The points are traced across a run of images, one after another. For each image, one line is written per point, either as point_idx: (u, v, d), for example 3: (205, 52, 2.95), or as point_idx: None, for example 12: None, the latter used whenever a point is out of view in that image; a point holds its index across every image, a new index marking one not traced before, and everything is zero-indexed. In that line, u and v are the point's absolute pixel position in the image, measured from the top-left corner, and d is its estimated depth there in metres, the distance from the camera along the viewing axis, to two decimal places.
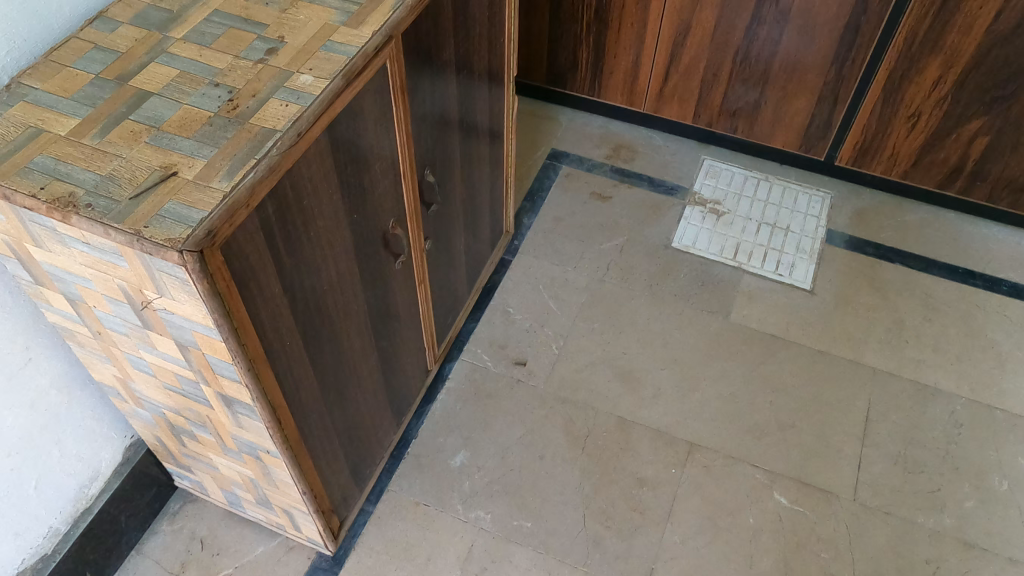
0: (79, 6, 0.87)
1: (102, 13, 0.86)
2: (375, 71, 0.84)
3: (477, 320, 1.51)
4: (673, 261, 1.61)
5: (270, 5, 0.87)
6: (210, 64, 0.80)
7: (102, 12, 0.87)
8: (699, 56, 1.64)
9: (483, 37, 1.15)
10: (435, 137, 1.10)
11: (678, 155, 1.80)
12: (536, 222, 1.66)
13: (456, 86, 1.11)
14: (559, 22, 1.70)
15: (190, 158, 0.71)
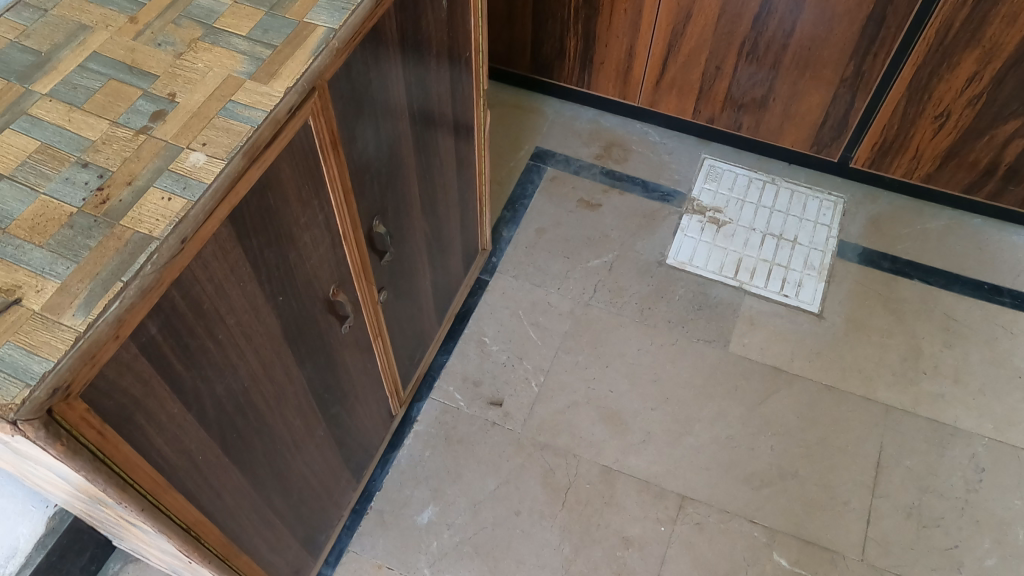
0: None
1: None
2: (292, 137, 0.68)
3: (450, 351, 1.37)
4: (667, 281, 1.46)
5: (163, 49, 0.69)
6: (79, 134, 0.63)
7: None
8: (701, 46, 1.44)
9: (443, 54, 0.98)
10: (386, 177, 0.94)
11: (676, 154, 1.62)
12: (517, 235, 1.50)
13: (410, 119, 0.95)
14: (544, 7, 1.49)
15: (38, 279, 0.55)
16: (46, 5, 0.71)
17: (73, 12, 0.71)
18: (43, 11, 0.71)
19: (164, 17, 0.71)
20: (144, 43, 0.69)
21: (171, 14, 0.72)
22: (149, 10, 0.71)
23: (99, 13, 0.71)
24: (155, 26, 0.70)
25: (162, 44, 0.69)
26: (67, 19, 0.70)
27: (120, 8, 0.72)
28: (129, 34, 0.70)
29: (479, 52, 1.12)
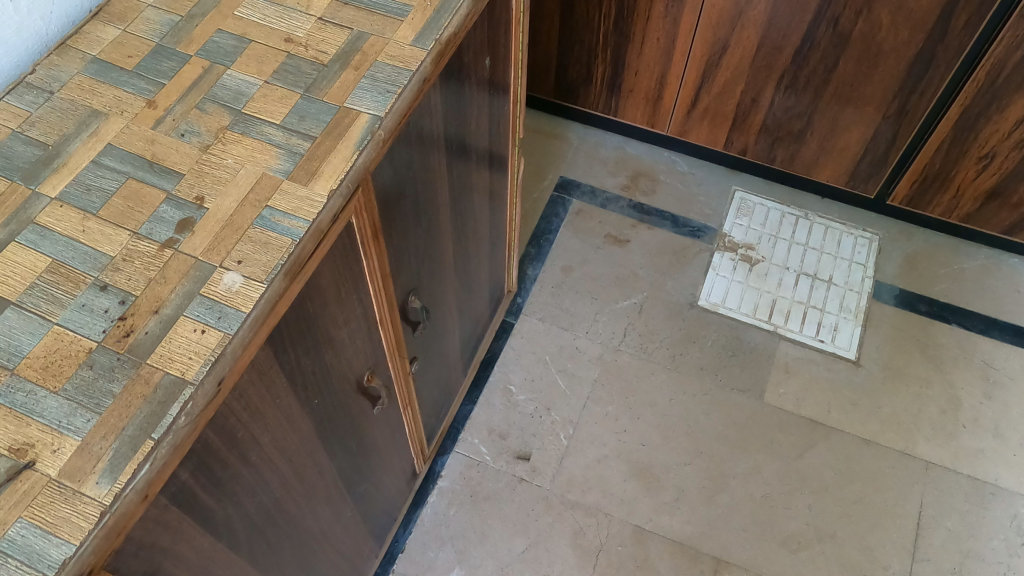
0: None
1: None
2: (333, 242, 0.61)
3: (474, 401, 1.31)
4: (699, 324, 1.40)
5: (187, 139, 0.63)
6: (96, 248, 0.56)
7: None
8: (737, 77, 1.37)
9: (482, 113, 0.92)
10: (421, 249, 0.88)
11: (705, 185, 1.55)
12: (543, 273, 1.43)
13: (448, 185, 0.89)
14: (571, 33, 1.41)
15: (54, 435, 0.48)
16: (52, 87, 0.65)
17: (82, 94, 0.65)
18: (48, 93, 0.65)
19: (185, 101, 0.65)
20: (164, 132, 0.63)
21: (194, 97, 0.65)
22: (167, 91, 0.66)
23: (111, 95, 0.65)
24: (175, 111, 0.65)
25: (182, 133, 0.63)
26: (76, 102, 0.64)
27: (135, 89, 0.66)
28: (147, 121, 0.64)
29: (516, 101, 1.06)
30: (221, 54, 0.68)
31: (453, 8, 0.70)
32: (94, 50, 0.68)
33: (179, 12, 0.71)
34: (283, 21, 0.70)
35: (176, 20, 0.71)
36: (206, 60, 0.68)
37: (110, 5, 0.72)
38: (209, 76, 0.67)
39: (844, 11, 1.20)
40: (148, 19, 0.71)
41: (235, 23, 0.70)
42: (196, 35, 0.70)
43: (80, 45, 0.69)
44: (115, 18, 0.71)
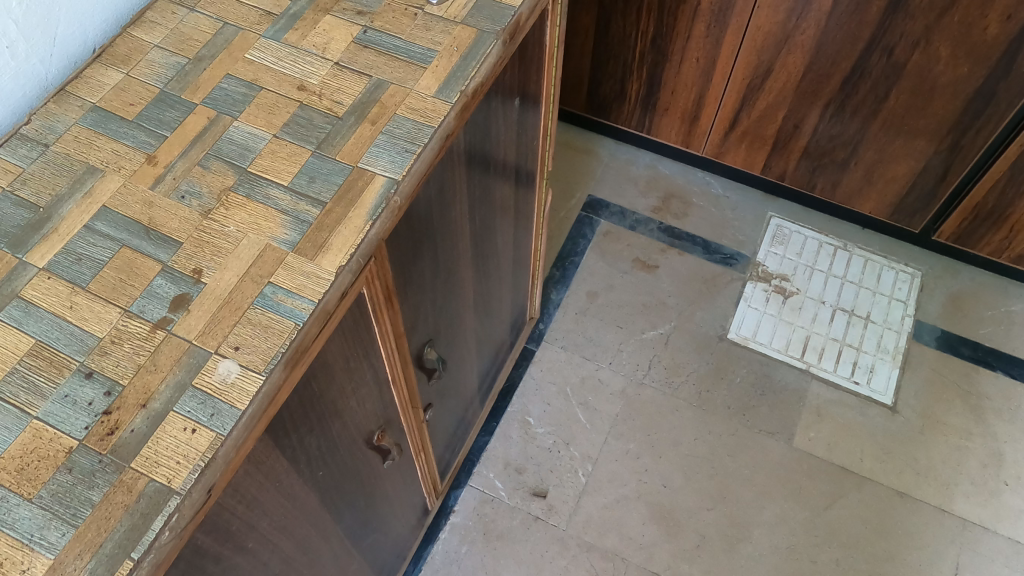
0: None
1: None
2: (341, 320, 0.57)
3: (491, 433, 1.26)
4: (728, 359, 1.33)
5: (187, 201, 0.59)
6: (84, 327, 0.53)
7: None
8: (780, 103, 1.30)
9: (509, 155, 0.85)
10: (439, 300, 0.82)
11: (740, 210, 1.48)
12: (566, 297, 1.37)
13: (470, 231, 0.83)
14: (606, 47, 1.34)
15: (25, 552, 0.45)
16: (47, 139, 0.62)
17: (78, 148, 0.62)
18: (43, 147, 0.62)
19: (188, 156, 0.61)
20: (164, 193, 0.59)
21: (197, 152, 0.61)
22: (169, 144, 0.61)
23: (108, 149, 0.62)
24: (177, 168, 0.60)
25: (183, 194, 0.59)
26: (71, 157, 0.61)
27: (135, 142, 0.62)
28: (145, 179, 0.60)
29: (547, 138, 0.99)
30: (229, 104, 0.64)
31: (480, 55, 0.65)
32: (94, 98, 0.65)
33: (186, 54, 0.67)
34: (297, 66, 0.66)
35: (183, 63, 0.66)
36: (212, 109, 0.63)
37: (114, 46, 0.68)
38: (214, 128, 0.62)
39: (900, 41, 1.12)
40: (152, 62, 0.67)
41: (245, 66, 0.66)
42: (203, 80, 0.65)
43: (79, 92, 0.65)
44: (118, 61, 0.67)
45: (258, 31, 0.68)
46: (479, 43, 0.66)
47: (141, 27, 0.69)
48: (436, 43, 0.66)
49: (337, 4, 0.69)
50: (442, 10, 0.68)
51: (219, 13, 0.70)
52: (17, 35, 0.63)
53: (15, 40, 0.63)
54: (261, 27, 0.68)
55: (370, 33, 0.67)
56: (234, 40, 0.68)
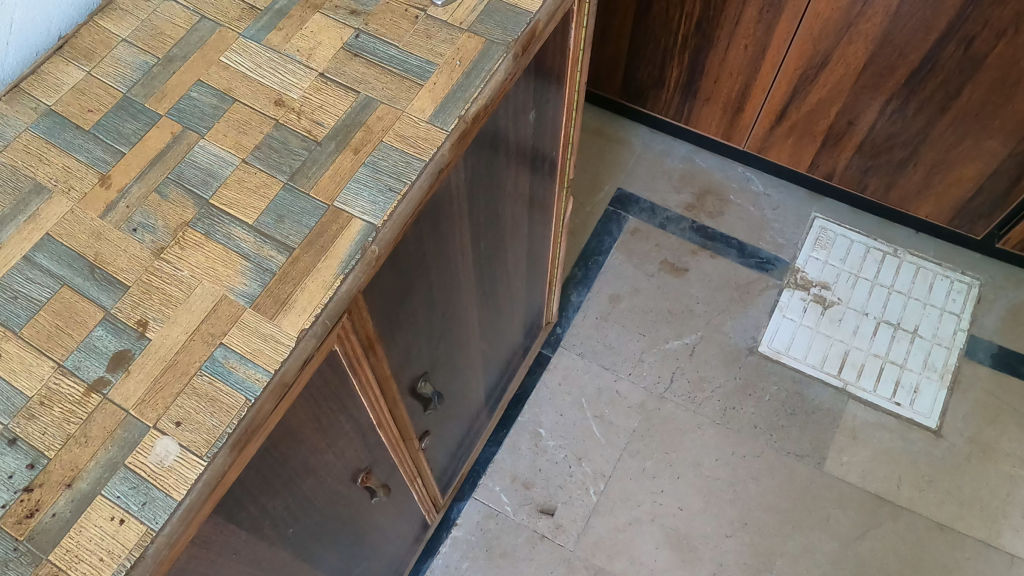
0: None
1: None
2: (303, 386, 0.50)
3: (499, 443, 1.20)
4: (758, 374, 1.23)
5: (140, 235, 0.51)
6: (12, 384, 0.46)
7: None
8: (835, 97, 1.15)
9: (521, 171, 0.74)
10: (437, 335, 0.73)
11: (782, 210, 1.35)
12: (587, 300, 1.29)
13: (473, 258, 0.73)
14: (645, 29, 1.22)
15: None
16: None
17: (25, 160, 0.53)
18: None
19: (145, 180, 0.52)
20: (114, 224, 0.51)
21: (155, 174, 0.53)
22: (126, 164, 0.53)
23: (59, 163, 0.53)
24: (131, 193, 0.52)
25: (133, 226, 0.51)
26: (17, 171, 0.53)
27: (88, 157, 0.53)
28: (96, 205, 0.51)
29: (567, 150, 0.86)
30: (197, 118, 0.55)
31: (487, 71, 0.56)
32: (51, 100, 0.55)
33: (156, 53, 0.57)
34: (277, 74, 0.56)
35: (152, 63, 0.57)
36: (178, 123, 0.54)
37: (78, 36, 0.58)
38: (176, 148, 0.53)
39: (982, 31, 0.96)
40: (118, 59, 0.57)
41: (220, 71, 0.56)
42: (171, 86, 0.56)
43: (34, 91, 0.56)
44: (81, 57, 0.57)
45: (237, 28, 0.58)
46: (487, 56, 0.56)
47: (110, 14, 0.59)
48: (437, 53, 0.57)
49: None
50: (446, 13, 0.58)
51: (198, 3, 0.59)
52: None
53: None
54: (240, 24, 0.58)
55: (362, 36, 0.57)
56: (211, 38, 0.58)
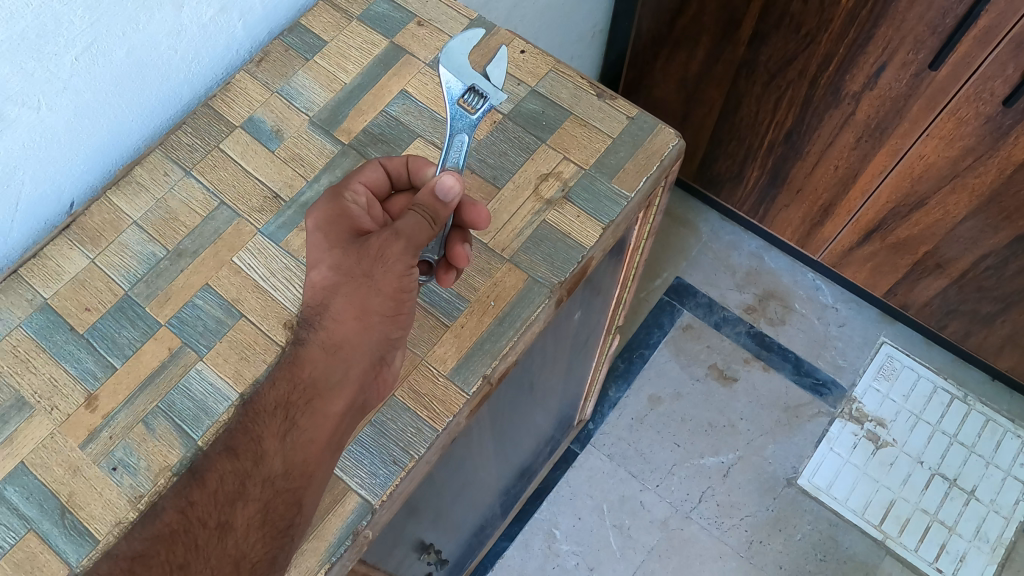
0: None
1: None
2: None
3: (511, 538, 1.13)
4: (792, 510, 1.14)
5: (119, 477, 0.46)
6: None
7: None
8: (926, 236, 1.03)
9: (560, 354, 0.67)
10: (444, 514, 0.68)
11: (848, 328, 1.25)
12: (625, 398, 1.21)
13: (496, 442, 0.68)
14: (730, 126, 1.11)
15: None
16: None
17: (12, 365, 0.50)
18: None
19: (133, 406, 0.48)
20: (94, 458, 0.47)
21: (144, 402, 0.48)
22: (115, 383, 0.49)
23: (45, 373, 0.50)
24: (116, 422, 0.48)
25: (112, 464, 0.47)
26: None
27: (78, 369, 0.50)
28: (77, 433, 0.48)
29: (620, 309, 0.78)
30: (199, 333, 0.50)
31: (523, 320, 0.49)
32: (48, 291, 0.52)
33: (165, 243, 0.53)
34: (292, 288, 0.51)
35: (159, 255, 0.53)
36: (176, 337, 0.50)
37: (86, 213, 0.54)
38: (170, 369, 0.49)
39: None
40: (124, 247, 0.53)
41: (230, 276, 0.52)
42: (177, 288, 0.52)
43: (31, 280, 0.52)
44: (87, 240, 0.53)
45: (257, 221, 0.53)
46: (526, 299, 0.50)
47: (123, 189, 0.55)
48: (470, 286, 0.50)
49: None
50: (489, 234, 0.52)
51: (218, 184, 0.55)
52: None
53: None
54: (260, 216, 0.54)
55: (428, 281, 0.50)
56: (226, 231, 0.53)
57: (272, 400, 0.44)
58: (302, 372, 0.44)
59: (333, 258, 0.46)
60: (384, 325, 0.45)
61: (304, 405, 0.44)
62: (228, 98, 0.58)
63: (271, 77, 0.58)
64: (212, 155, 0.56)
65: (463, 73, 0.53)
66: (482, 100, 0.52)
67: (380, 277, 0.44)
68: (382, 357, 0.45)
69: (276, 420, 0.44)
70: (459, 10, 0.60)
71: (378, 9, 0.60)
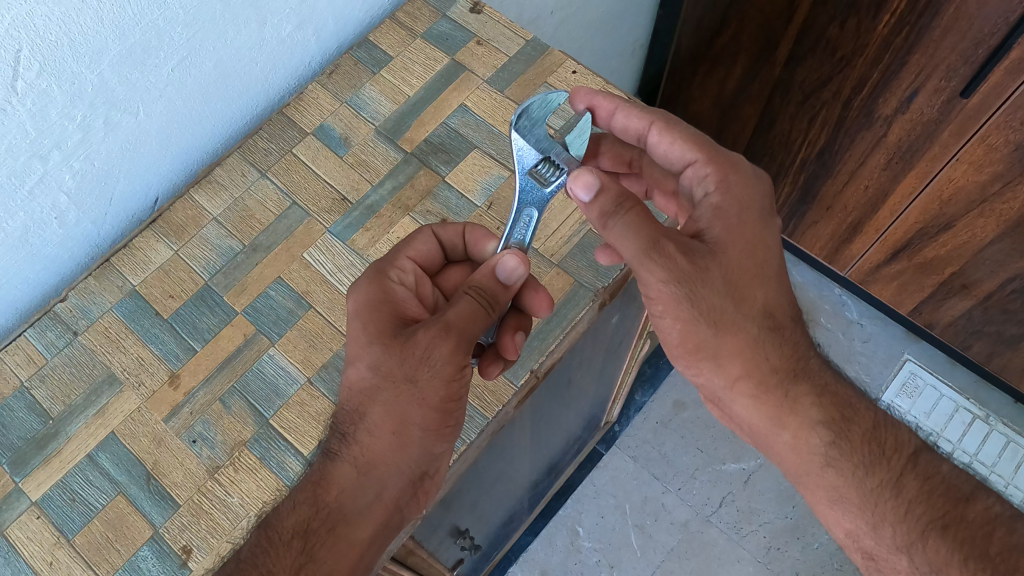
0: None
1: None
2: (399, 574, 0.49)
3: (536, 533, 1.17)
4: (810, 519, 1.15)
5: (198, 449, 0.52)
6: None
7: None
8: (953, 257, 1.01)
9: (597, 354, 0.72)
10: (480, 502, 0.72)
11: (872, 344, 1.28)
12: (651, 403, 1.25)
13: (532, 435, 0.72)
14: (763, 143, 1.15)
15: None
16: (77, 325, 0.57)
17: (104, 345, 0.56)
18: (70, 335, 0.56)
19: (212, 385, 0.54)
20: (176, 430, 0.52)
21: (222, 381, 0.54)
22: (195, 364, 0.54)
23: (134, 353, 0.55)
24: (196, 399, 0.53)
25: (193, 437, 0.52)
26: (94, 356, 0.55)
27: (162, 350, 0.55)
28: (161, 408, 0.53)
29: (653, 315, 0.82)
30: (271, 321, 0.55)
31: (568, 321, 0.53)
32: (137, 278, 0.58)
33: (241, 238, 0.58)
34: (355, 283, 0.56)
35: (236, 249, 0.58)
36: (251, 324, 0.55)
37: (172, 209, 0.60)
38: (246, 352, 0.54)
39: None
40: (205, 241, 0.59)
41: (300, 270, 0.57)
42: (252, 280, 0.57)
43: (122, 268, 0.58)
44: (171, 234, 0.59)
45: (326, 221, 0.58)
46: (571, 301, 0.54)
47: (205, 188, 0.61)
48: None
49: (421, 201, 0.58)
50: (540, 241, 0.56)
51: (290, 185, 0.60)
52: (68, 204, 0.55)
53: (65, 209, 0.55)
54: (329, 216, 0.58)
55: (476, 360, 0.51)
56: (297, 230, 0.58)
57: (290, 527, 0.44)
58: (328, 495, 0.45)
59: (374, 355, 0.47)
60: (425, 440, 0.46)
61: (326, 533, 0.44)
62: (301, 107, 0.63)
63: (341, 89, 0.63)
64: (285, 159, 0.61)
65: (539, 133, 0.52)
66: (556, 172, 0.50)
67: (424, 384, 0.46)
68: (421, 473, 0.47)
69: (293, 551, 0.43)
70: (516, 30, 0.65)
71: (440, 28, 0.65)
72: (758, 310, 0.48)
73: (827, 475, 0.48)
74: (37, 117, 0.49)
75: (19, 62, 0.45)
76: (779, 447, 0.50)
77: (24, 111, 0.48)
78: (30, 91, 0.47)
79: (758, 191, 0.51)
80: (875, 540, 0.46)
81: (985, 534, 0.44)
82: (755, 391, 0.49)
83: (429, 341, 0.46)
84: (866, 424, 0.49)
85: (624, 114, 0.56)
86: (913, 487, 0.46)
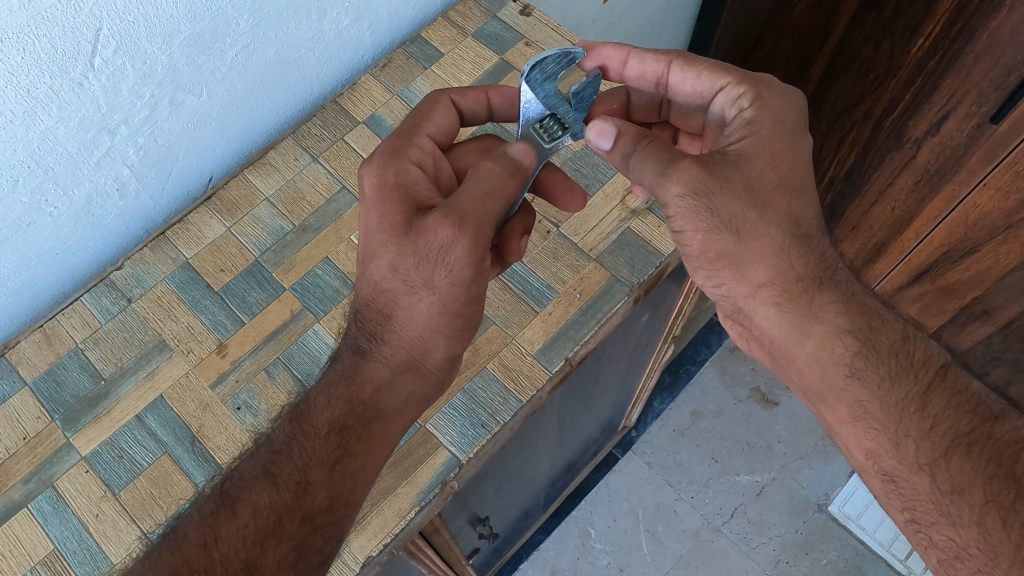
0: (14, 309, 0.58)
1: (15, 350, 0.57)
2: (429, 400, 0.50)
3: (548, 532, 1.19)
4: (820, 535, 1.15)
5: (242, 415, 0.54)
6: (101, 546, 0.50)
7: (23, 346, 0.57)
8: (975, 281, 0.94)
9: (624, 353, 0.73)
10: (502, 489, 0.74)
11: None
12: (668, 410, 1.26)
13: (557, 428, 0.73)
14: None
15: None
16: (131, 293, 0.59)
17: (156, 313, 0.58)
18: (124, 301, 0.59)
19: (258, 356, 0.56)
20: (222, 397, 0.55)
21: (268, 353, 0.56)
22: (243, 335, 0.57)
23: (184, 322, 0.58)
24: (242, 368, 0.56)
25: (238, 405, 0.54)
26: (146, 323, 0.58)
27: (212, 321, 0.58)
28: (208, 374, 0.56)
29: (679, 320, 0.83)
30: (318, 299, 0.58)
31: (603, 313, 0.55)
32: (189, 252, 0.61)
33: (292, 218, 0.61)
34: None
35: (287, 229, 0.61)
36: (298, 300, 0.58)
37: (226, 188, 0.63)
38: (293, 326, 0.57)
39: None
40: (257, 220, 0.61)
41: (347, 252, 0.59)
42: (300, 259, 0.59)
43: (177, 241, 0.61)
44: (225, 211, 0.62)
45: None
46: (608, 294, 0.56)
47: (259, 169, 0.64)
48: (559, 279, 0.57)
49: None
50: (578, 236, 0.59)
51: (341, 171, 0.63)
52: (128, 176, 0.57)
53: (125, 181, 0.57)
54: None
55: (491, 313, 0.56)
56: (346, 213, 0.61)
57: (326, 422, 0.47)
58: (363, 392, 0.48)
59: (391, 255, 0.49)
60: (449, 344, 0.49)
61: (362, 429, 0.47)
62: (354, 97, 0.66)
63: (392, 81, 0.66)
64: (337, 145, 0.64)
65: (549, 88, 0.54)
66: (560, 130, 0.54)
67: (444, 289, 0.48)
68: (450, 367, 0.51)
69: (330, 445, 0.46)
70: (565, 34, 0.67)
71: (491, 28, 0.68)
72: (782, 218, 0.48)
73: (851, 388, 0.46)
74: (109, 92, 0.51)
75: (99, 41, 0.48)
76: (801, 362, 0.49)
77: (98, 86, 0.50)
78: (105, 68, 0.50)
79: (796, 108, 0.51)
80: (896, 459, 0.45)
81: (1013, 454, 0.43)
82: (778, 300, 0.49)
83: (443, 240, 0.46)
84: (894, 337, 0.47)
85: (636, 61, 0.58)
86: (939, 403, 0.45)
